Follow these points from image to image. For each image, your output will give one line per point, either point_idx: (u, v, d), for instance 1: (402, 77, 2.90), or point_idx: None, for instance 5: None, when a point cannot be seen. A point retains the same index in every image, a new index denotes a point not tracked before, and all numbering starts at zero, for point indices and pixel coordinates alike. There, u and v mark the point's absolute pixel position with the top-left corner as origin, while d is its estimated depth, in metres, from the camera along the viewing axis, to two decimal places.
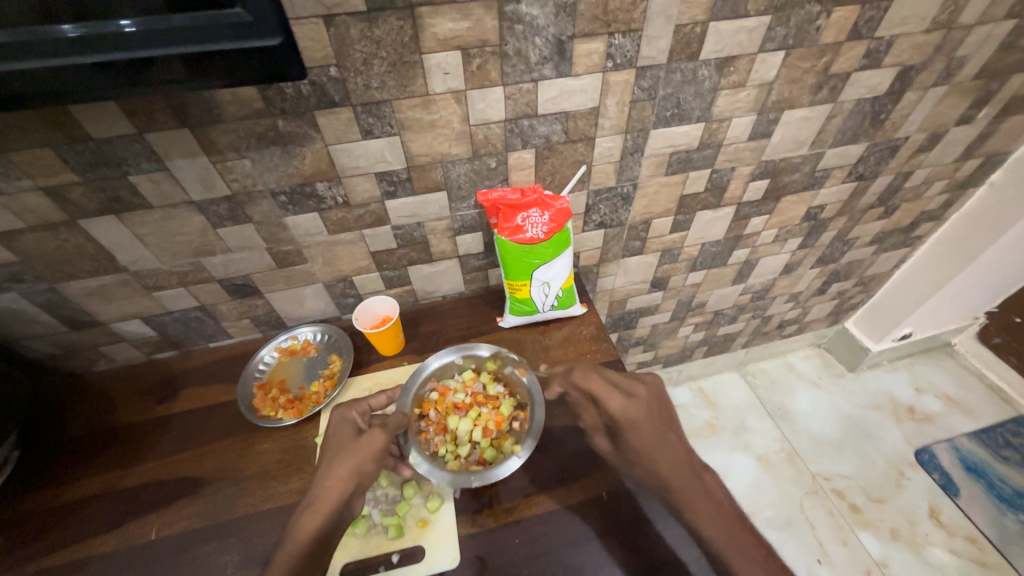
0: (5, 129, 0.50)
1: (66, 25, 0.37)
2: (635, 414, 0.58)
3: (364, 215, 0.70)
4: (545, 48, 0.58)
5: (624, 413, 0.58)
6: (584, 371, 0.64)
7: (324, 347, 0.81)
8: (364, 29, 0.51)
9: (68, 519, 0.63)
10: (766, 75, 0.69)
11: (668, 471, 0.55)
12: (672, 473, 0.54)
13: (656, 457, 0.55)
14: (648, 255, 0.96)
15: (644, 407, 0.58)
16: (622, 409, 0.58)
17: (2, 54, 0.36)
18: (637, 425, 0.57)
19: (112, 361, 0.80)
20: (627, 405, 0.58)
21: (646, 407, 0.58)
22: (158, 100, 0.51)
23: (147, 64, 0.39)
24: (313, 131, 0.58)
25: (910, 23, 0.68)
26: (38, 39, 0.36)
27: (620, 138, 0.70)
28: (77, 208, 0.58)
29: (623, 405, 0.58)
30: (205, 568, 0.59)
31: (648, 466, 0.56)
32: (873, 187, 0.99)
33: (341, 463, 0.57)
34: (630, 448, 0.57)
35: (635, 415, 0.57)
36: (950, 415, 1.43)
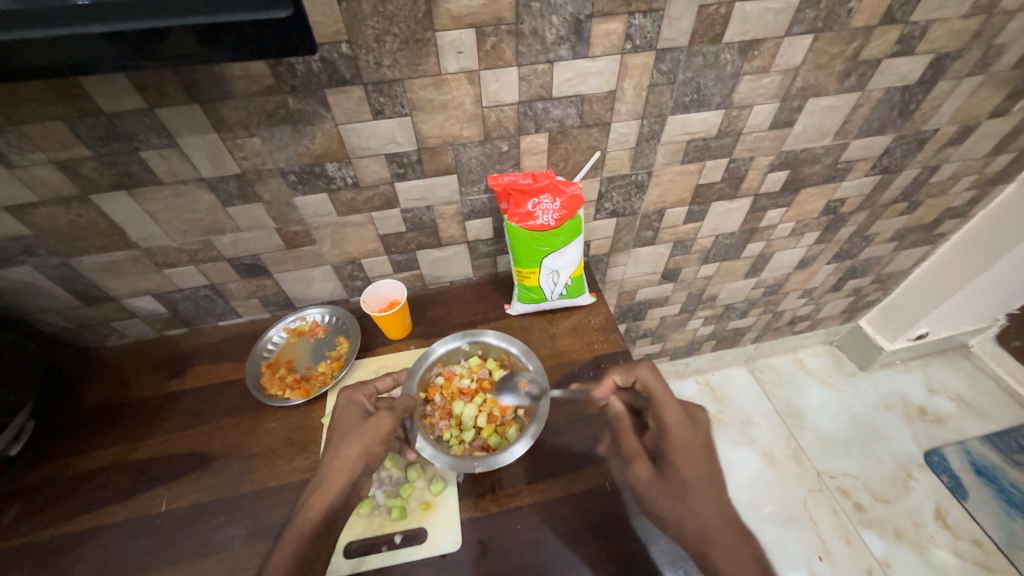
0: (17, 100, 0.50)
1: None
2: (693, 441, 0.56)
3: (373, 197, 0.69)
4: (562, 27, 0.56)
5: (683, 436, 0.56)
6: (654, 372, 0.60)
7: (332, 329, 0.81)
8: (377, 4, 0.49)
9: (81, 488, 0.65)
10: (792, 60, 0.66)
11: (714, 521, 0.52)
12: (719, 524, 0.52)
13: (707, 502, 0.53)
14: (660, 245, 0.94)
15: (702, 437, 0.57)
16: (681, 433, 0.56)
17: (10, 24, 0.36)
18: (696, 457, 0.55)
19: (124, 337, 0.81)
20: (685, 434, 0.56)
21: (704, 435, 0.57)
22: (168, 74, 0.51)
23: (157, 36, 0.38)
24: (323, 110, 0.57)
25: (948, 8, 0.64)
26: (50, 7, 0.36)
27: (636, 124, 0.69)
28: (89, 183, 0.58)
29: (683, 429, 0.56)
30: (213, 540, 0.60)
31: (697, 503, 0.53)
32: (897, 181, 0.95)
33: (349, 445, 0.58)
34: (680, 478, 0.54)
35: (692, 443, 0.56)
36: (963, 417, 1.40)
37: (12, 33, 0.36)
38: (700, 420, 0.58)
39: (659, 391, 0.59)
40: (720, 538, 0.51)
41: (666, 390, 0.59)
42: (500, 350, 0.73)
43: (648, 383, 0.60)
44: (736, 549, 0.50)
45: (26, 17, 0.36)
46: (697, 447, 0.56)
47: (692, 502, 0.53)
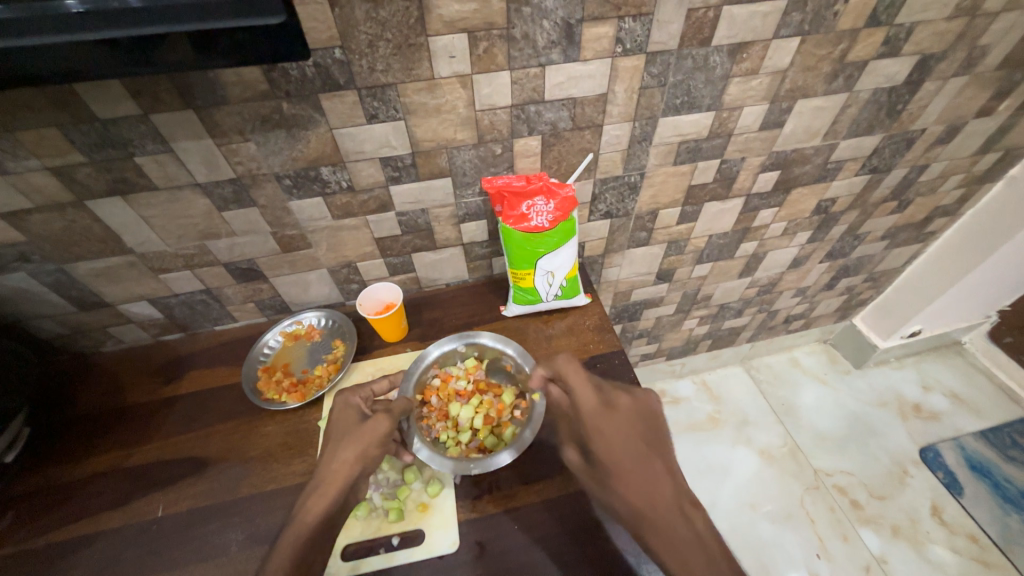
0: (12, 107, 0.50)
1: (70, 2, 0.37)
2: (614, 423, 0.57)
3: (368, 201, 0.69)
4: (553, 31, 0.56)
5: (600, 419, 0.57)
6: (568, 360, 0.63)
7: (328, 332, 0.81)
8: (370, 10, 0.50)
9: (76, 495, 0.65)
10: (780, 62, 0.67)
11: (641, 500, 0.52)
12: (649, 499, 0.52)
13: (638, 480, 0.53)
14: (654, 246, 0.95)
15: (623, 418, 0.57)
16: (598, 416, 0.57)
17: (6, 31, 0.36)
18: (620, 439, 0.56)
19: (119, 343, 0.81)
20: (602, 417, 0.57)
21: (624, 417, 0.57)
22: (162, 80, 0.51)
23: (154, 42, 0.39)
24: (318, 114, 0.58)
25: (932, 10, 0.66)
26: (45, 14, 0.36)
27: (628, 126, 0.69)
28: (84, 189, 0.59)
29: (600, 414, 0.58)
30: (210, 545, 0.60)
31: (625, 484, 0.53)
32: (887, 180, 0.97)
33: (347, 447, 0.58)
34: (604, 462, 0.55)
35: (612, 424, 0.57)
36: (957, 413, 1.42)
37: (9, 40, 0.37)
38: (621, 402, 0.59)
39: (574, 376, 0.61)
40: (652, 514, 0.51)
41: (579, 376, 0.61)
42: (496, 352, 0.73)
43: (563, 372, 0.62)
44: (668, 523, 0.50)
45: (25, 25, 0.36)
46: (616, 429, 0.57)
47: (620, 485, 0.54)
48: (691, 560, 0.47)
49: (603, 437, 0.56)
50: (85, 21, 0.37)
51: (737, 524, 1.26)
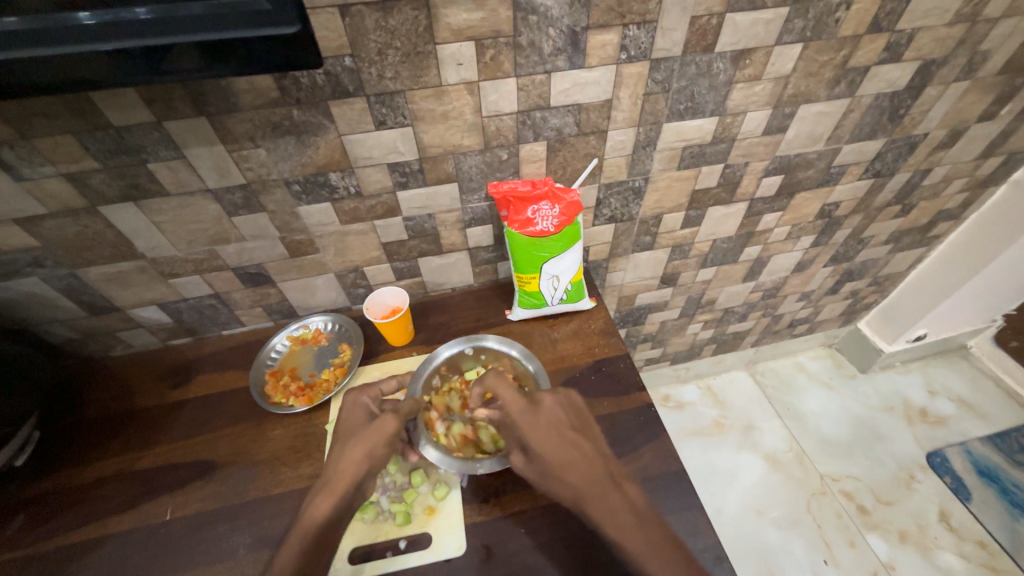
0: (30, 114, 0.51)
1: (85, 14, 0.38)
2: (542, 421, 0.58)
3: (375, 206, 0.70)
4: (559, 39, 0.57)
5: (531, 418, 0.58)
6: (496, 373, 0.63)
7: (335, 336, 0.82)
8: (380, 19, 0.51)
9: (85, 498, 0.65)
10: (783, 68, 0.68)
11: (585, 486, 0.53)
12: (586, 483, 0.53)
13: (574, 471, 0.54)
14: (658, 250, 0.96)
15: (550, 416, 0.58)
16: (528, 418, 0.58)
17: (20, 43, 0.37)
18: (553, 436, 0.57)
19: (128, 347, 0.82)
20: (532, 419, 0.58)
21: (552, 416, 0.58)
22: (176, 88, 0.52)
23: (166, 50, 0.39)
24: (327, 121, 0.59)
25: (933, 16, 0.66)
26: (60, 25, 0.37)
27: (632, 131, 0.70)
28: (98, 195, 0.60)
29: (529, 415, 0.58)
30: (217, 549, 0.60)
31: (561, 475, 0.54)
32: (890, 185, 0.97)
33: (354, 446, 0.58)
34: (541, 460, 0.55)
35: (540, 423, 0.58)
36: (964, 418, 1.41)
37: (24, 52, 0.37)
38: (544, 401, 0.60)
39: (503, 384, 0.61)
40: (589, 496, 0.52)
41: (509, 387, 0.61)
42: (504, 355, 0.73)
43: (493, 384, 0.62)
44: (603, 501, 0.52)
45: (39, 36, 0.37)
46: (548, 427, 0.57)
47: (558, 477, 0.54)
48: (629, 531, 0.50)
49: (537, 435, 0.57)
50: (97, 31, 0.38)
51: (743, 530, 1.25)
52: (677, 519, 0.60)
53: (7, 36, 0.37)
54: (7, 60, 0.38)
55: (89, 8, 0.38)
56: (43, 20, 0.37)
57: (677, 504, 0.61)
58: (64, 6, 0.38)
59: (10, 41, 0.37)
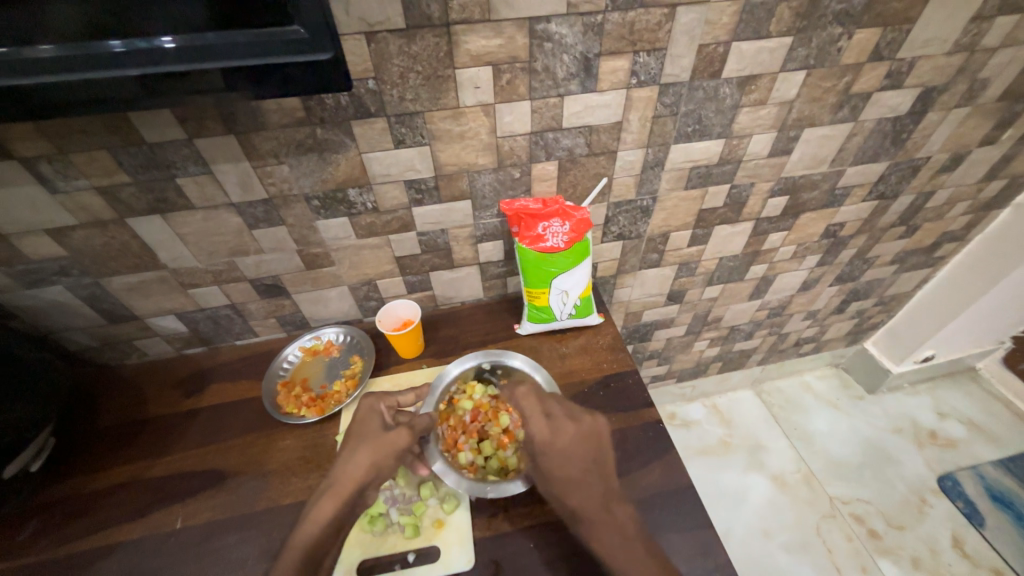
0: (70, 131, 0.53)
1: (114, 41, 0.39)
2: (558, 448, 0.59)
3: (391, 221, 0.72)
4: (572, 64, 0.60)
5: (556, 443, 0.59)
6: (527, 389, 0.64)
7: (346, 348, 0.83)
8: (403, 45, 0.54)
9: (97, 506, 0.66)
10: (788, 94, 0.70)
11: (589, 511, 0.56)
12: (594, 513, 0.55)
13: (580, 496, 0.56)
14: (665, 268, 0.97)
15: (569, 443, 0.59)
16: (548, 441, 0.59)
17: (57, 67, 0.39)
18: (561, 455, 0.58)
19: (143, 355, 0.83)
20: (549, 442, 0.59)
21: (576, 440, 0.59)
22: (209, 109, 0.55)
23: (194, 73, 0.42)
24: (349, 139, 0.61)
25: (932, 46, 0.69)
26: (89, 52, 0.39)
27: (641, 152, 0.72)
28: (126, 207, 0.62)
29: (552, 435, 0.60)
30: (225, 559, 0.60)
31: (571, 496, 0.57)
32: (894, 206, 0.99)
33: (363, 452, 0.59)
34: (552, 476, 0.58)
35: (562, 448, 0.58)
36: (974, 441, 1.39)
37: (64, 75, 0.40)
38: (569, 425, 0.60)
39: (531, 406, 0.62)
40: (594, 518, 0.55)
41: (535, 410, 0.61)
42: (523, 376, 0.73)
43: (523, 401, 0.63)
44: (604, 525, 0.55)
45: (71, 63, 0.39)
46: (567, 452, 0.58)
47: (571, 496, 0.57)
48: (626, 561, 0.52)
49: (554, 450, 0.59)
50: (125, 58, 0.39)
51: (750, 552, 1.23)
52: (685, 538, 0.60)
53: (39, 63, 0.39)
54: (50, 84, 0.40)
55: (121, 35, 0.39)
56: (77, 48, 0.39)
57: (686, 522, 0.61)
58: (93, 32, 0.39)
59: (38, 67, 0.39)
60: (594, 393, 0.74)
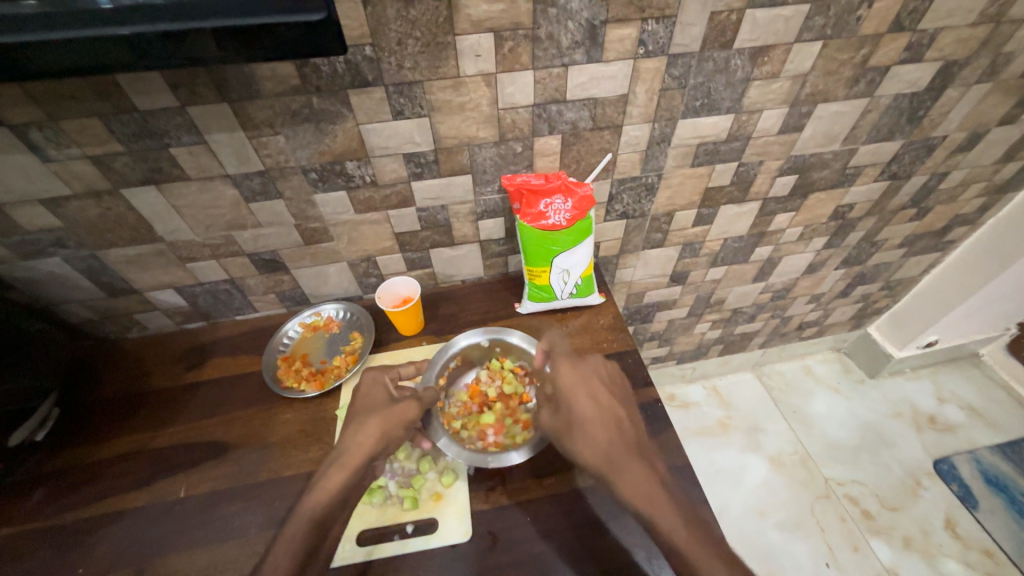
0: (59, 97, 0.52)
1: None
2: (581, 386, 0.62)
3: (390, 195, 0.71)
4: (577, 32, 0.57)
5: (576, 383, 0.62)
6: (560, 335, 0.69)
7: (346, 324, 0.83)
8: (401, 9, 0.52)
9: (101, 474, 0.67)
10: (802, 66, 0.67)
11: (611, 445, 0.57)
12: (614, 449, 0.57)
13: (598, 432, 0.58)
14: (669, 248, 0.96)
15: (592, 383, 0.62)
16: (574, 379, 0.62)
17: (44, 26, 0.38)
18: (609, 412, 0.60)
19: (144, 329, 0.83)
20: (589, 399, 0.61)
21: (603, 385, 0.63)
22: (200, 74, 0.53)
23: (187, 34, 0.40)
24: (345, 110, 0.59)
25: (955, 16, 0.66)
26: (78, 8, 0.38)
27: (647, 127, 0.70)
28: (120, 177, 0.61)
29: (575, 372, 0.63)
30: (228, 527, 0.61)
31: (589, 431, 0.58)
32: (906, 188, 0.96)
33: (371, 423, 0.59)
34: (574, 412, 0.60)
35: (582, 389, 0.62)
36: (973, 426, 1.39)
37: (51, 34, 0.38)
38: (595, 369, 0.64)
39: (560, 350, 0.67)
40: (619, 461, 0.56)
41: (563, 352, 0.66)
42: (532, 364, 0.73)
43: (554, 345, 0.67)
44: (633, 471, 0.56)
45: (57, 20, 0.38)
46: (587, 391, 0.62)
47: (597, 433, 0.58)
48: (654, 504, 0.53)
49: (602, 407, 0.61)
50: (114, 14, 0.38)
51: (745, 529, 1.25)
52: None
53: (27, 20, 0.38)
54: (38, 44, 0.38)
55: None
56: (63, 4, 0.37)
57: None
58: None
59: (27, 25, 0.38)
60: None
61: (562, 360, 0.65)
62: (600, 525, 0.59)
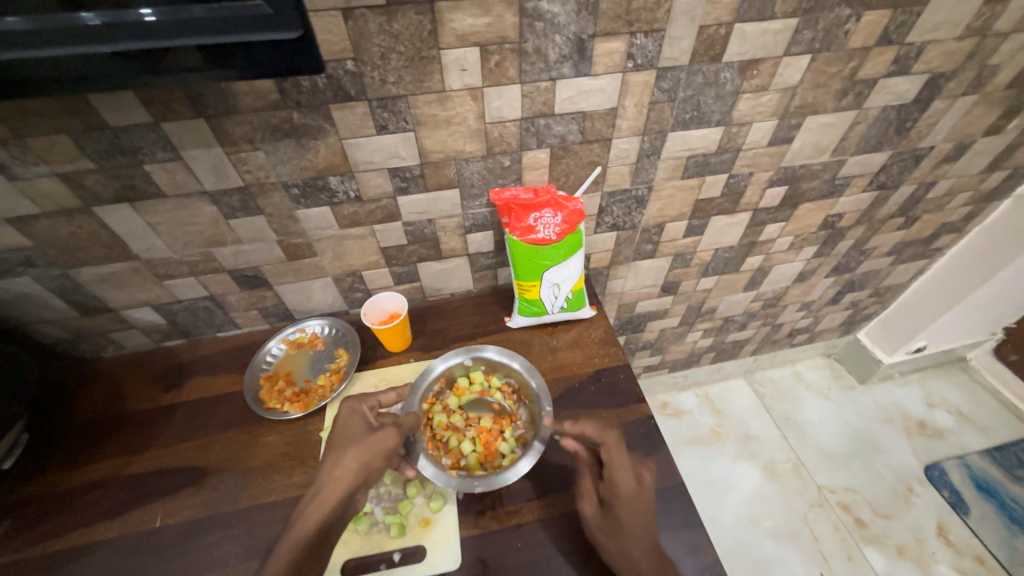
0: (24, 113, 0.50)
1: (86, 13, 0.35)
2: (636, 497, 0.56)
3: (375, 210, 0.69)
4: (565, 46, 0.56)
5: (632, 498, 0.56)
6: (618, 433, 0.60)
7: (331, 341, 0.81)
8: (383, 23, 0.50)
9: (73, 504, 0.64)
10: (791, 79, 0.67)
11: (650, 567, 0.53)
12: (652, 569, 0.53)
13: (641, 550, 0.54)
14: (660, 259, 0.95)
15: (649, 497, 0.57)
16: (633, 493, 0.56)
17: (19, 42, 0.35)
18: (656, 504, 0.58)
19: (121, 348, 0.80)
20: (637, 494, 0.56)
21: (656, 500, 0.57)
22: (174, 90, 0.51)
23: (170, 53, 0.38)
24: (327, 125, 0.58)
25: (942, 30, 0.66)
26: (53, 23, 0.35)
27: (637, 140, 0.69)
28: (92, 195, 0.58)
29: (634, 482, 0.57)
30: (207, 559, 0.59)
31: (633, 549, 0.54)
32: (894, 197, 0.96)
33: (351, 455, 0.57)
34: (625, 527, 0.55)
35: (638, 500, 0.56)
36: (962, 431, 1.40)
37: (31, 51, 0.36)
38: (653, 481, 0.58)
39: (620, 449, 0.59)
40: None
41: (620, 452, 0.59)
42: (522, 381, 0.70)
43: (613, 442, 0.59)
44: None
45: (34, 37, 0.35)
46: (643, 504, 0.56)
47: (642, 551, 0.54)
48: None
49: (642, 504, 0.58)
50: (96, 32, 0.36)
51: (739, 539, 1.24)
52: (674, 536, 0.59)
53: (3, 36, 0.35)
54: (15, 59, 0.36)
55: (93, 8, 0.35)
56: (44, 21, 0.35)
57: (675, 521, 0.60)
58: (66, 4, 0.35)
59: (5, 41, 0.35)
60: (583, 388, 0.73)
61: (624, 469, 0.58)
62: (594, 550, 0.58)
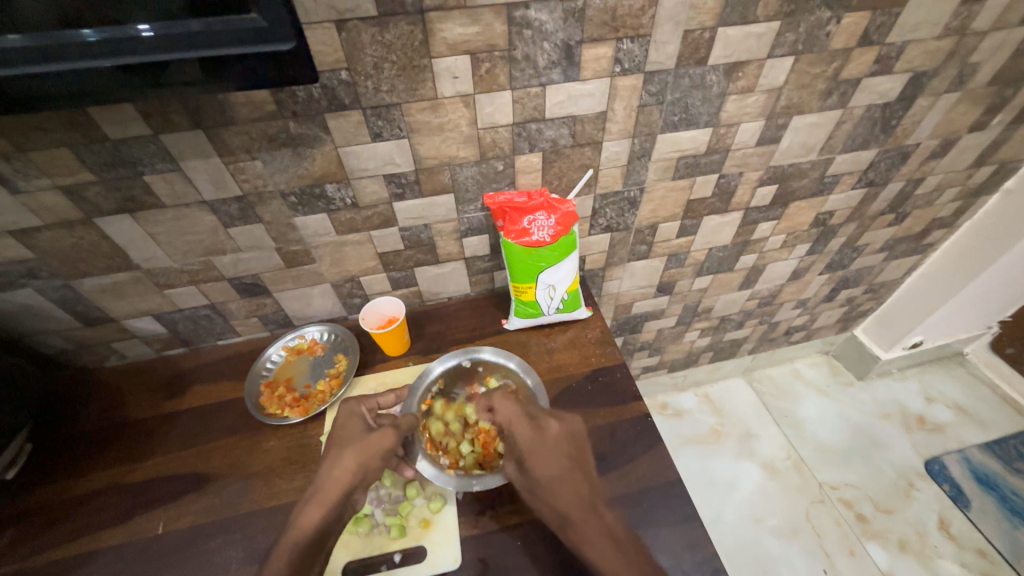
0: (26, 128, 0.51)
1: (87, 31, 0.37)
2: (540, 443, 0.57)
3: (371, 217, 0.70)
4: (554, 52, 0.58)
5: (533, 447, 0.57)
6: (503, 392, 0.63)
7: (331, 346, 0.82)
8: (376, 34, 0.52)
9: (75, 513, 0.64)
10: (776, 81, 0.68)
11: (568, 506, 0.53)
12: (574, 509, 0.53)
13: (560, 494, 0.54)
14: (655, 259, 0.96)
15: (551, 441, 0.58)
16: (530, 440, 0.58)
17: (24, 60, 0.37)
18: (583, 466, 0.57)
19: (122, 358, 0.81)
20: (537, 440, 0.57)
21: (555, 441, 0.58)
22: (173, 102, 0.52)
23: (167, 66, 0.40)
24: (323, 133, 0.59)
25: (921, 29, 0.67)
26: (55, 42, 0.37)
27: (627, 143, 0.71)
28: (93, 206, 0.60)
29: (529, 432, 0.58)
30: (209, 564, 0.59)
31: (550, 496, 0.54)
32: (884, 194, 0.98)
33: (347, 455, 0.57)
34: (537, 478, 0.56)
35: (542, 447, 0.57)
36: (961, 425, 1.41)
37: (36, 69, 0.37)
38: (551, 426, 0.59)
39: (506, 404, 0.61)
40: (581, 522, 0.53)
41: (507, 403, 0.61)
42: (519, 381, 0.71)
43: (499, 403, 0.62)
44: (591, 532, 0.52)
45: (39, 56, 0.37)
46: (545, 450, 0.57)
47: (557, 496, 0.54)
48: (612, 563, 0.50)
49: (609, 507, 0.54)
50: (96, 47, 0.37)
51: (741, 538, 1.24)
52: (673, 532, 0.60)
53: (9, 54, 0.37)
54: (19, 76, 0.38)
55: (93, 26, 0.37)
56: (46, 38, 0.37)
57: (673, 517, 0.61)
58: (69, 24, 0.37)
59: (9, 58, 0.37)
60: (581, 387, 0.73)
61: (515, 422, 0.59)
62: None
